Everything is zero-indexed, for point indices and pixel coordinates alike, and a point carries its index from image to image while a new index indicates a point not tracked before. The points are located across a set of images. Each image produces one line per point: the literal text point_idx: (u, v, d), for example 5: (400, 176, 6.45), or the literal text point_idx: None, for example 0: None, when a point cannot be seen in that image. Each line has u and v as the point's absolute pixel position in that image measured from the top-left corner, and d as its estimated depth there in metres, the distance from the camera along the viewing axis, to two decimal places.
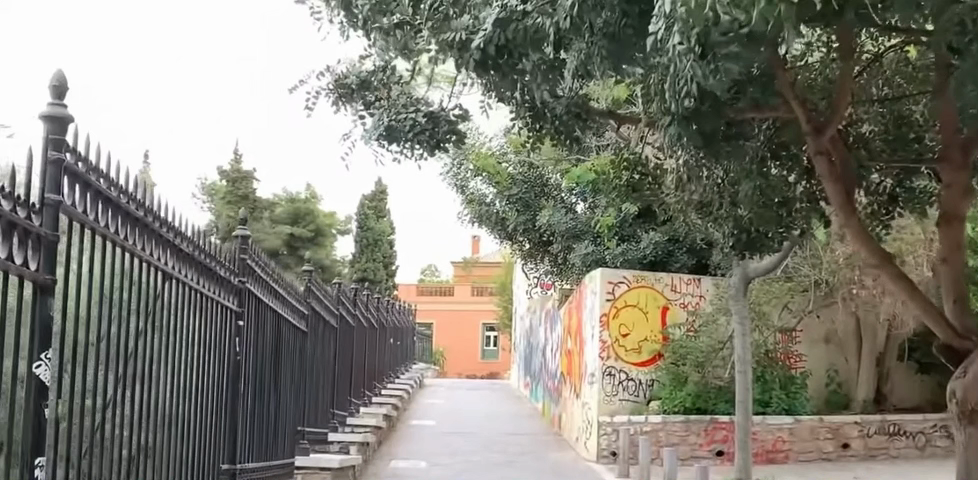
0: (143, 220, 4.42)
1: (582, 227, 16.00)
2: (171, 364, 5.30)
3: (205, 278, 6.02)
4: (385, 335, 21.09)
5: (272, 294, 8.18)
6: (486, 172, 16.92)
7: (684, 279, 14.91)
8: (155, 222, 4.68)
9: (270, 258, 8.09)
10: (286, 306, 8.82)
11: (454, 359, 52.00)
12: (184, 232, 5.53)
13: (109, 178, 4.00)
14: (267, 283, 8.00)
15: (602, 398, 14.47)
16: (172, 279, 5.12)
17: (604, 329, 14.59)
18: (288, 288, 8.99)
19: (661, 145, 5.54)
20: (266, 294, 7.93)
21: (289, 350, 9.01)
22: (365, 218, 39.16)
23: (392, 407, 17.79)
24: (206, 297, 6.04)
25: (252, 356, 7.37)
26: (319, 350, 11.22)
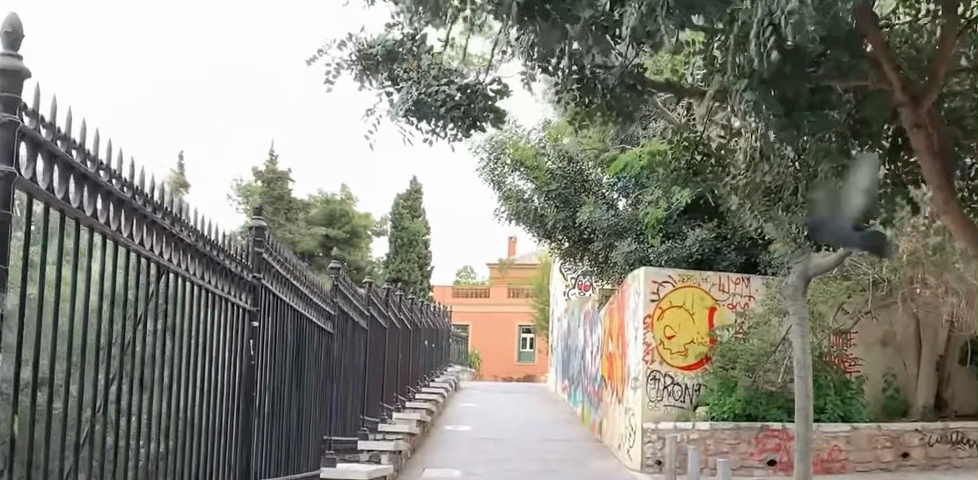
0: (132, 204, 3.57)
1: (625, 225, 15.24)
2: (175, 378, 4.61)
3: (214, 275, 5.31)
4: (420, 337, 20.39)
5: (292, 292, 7.51)
6: (524, 167, 16.21)
7: (732, 278, 14.16)
8: (149, 205, 3.83)
9: (291, 252, 7.43)
10: (308, 307, 8.13)
11: (490, 361, 51.31)
12: (192, 222, 4.76)
13: (83, 149, 3.11)
14: (287, 282, 7.31)
15: (646, 405, 13.74)
16: (175, 276, 4.34)
17: (648, 331, 13.89)
18: (311, 286, 8.28)
19: (733, 115, 4.83)
20: (286, 293, 7.24)
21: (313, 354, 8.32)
22: (400, 218, 38.55)
23: (427, 412, 17.15)
24: (216, 296, 5.34)
25: (269, 364, 6.68)
26: (348, 353, 10.58)
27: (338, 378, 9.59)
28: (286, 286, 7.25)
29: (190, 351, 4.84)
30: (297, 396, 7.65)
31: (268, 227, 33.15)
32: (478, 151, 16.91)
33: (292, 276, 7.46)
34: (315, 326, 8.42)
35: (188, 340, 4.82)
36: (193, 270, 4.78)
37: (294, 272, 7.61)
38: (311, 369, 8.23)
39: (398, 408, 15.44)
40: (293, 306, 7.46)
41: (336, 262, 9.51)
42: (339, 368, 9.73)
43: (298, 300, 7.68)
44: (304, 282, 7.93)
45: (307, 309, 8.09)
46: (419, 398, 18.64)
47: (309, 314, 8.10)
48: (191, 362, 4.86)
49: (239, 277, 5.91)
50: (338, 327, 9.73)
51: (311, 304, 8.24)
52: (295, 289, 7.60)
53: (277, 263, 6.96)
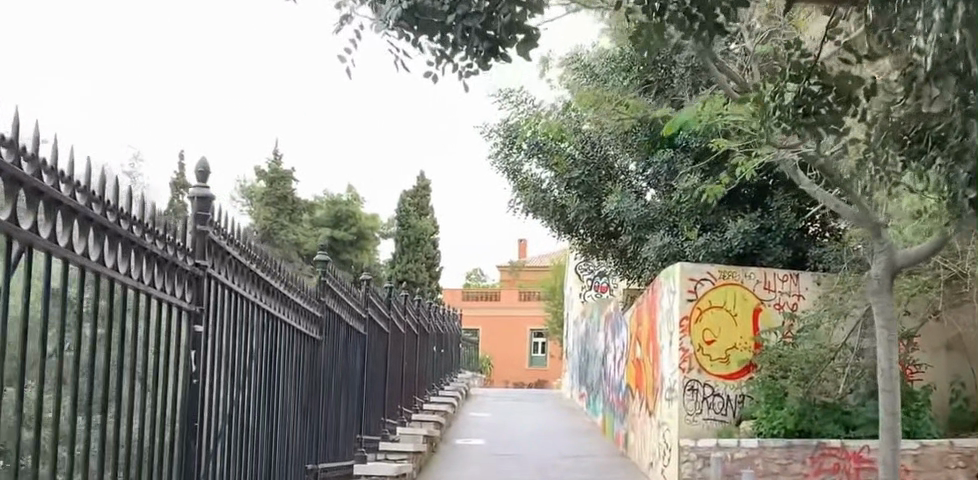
0: None
1: (656, 216, 13.58)
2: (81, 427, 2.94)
3: (159, 273, 3.72)
4: (427, 342, 18.76)
5: (262, 290, 5.91)
6: (543, 153, 14.59)
7: (779, 275, 12.54)
8: None
9: (258, 236, 5.81)
10: (283, 309, 6.45)
11: (501, 366, 49.76)
12: (114, 189, 3.17)
13: None
14: (250, 273, 5.64)
15: (683, 419, 12.18)
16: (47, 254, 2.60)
17: (685, 336, 12.34)
18: (287, 282, 6.63)
19: None
20: (249, 293, 5.56)
21: (289, 366, 6.66)
22: (407, 216, 36.87)
23: (435, 425, 15.52)
24: (160, 304, 3.74)
25: (221, 381, 5.01)
26: (343, 366, 8.94)
27: (326, 394, 7.97)
28: (248, 282, 5.57)
29: (121, 384, 3.27)
30: (266, 418, 6.00)
31: (270, 228, 31.58)
32: (491, 135, 15.27)
33: (258, 268, 5.81)
34: (292, 332, 6.77)
35: (113, 370, 3.23)
36: (119, 266, 3.19)
37: (263, 264, 5.97)
38: (287, 384, 6.61)
39: (403, 422, 13.77)
40: (260, 305, 5.81)
41: (323, 254, 7.89)
42: (327, 383, 8.08)
43: (266, 298, 6.01)
44: (276, 277, 6.26)
45: (282, 310, 6.43)
46: (426, 410, 17.02)
47: (283, 316, 6.44)
48: (122, 398, 3.28)
49: (177, 265, 4.23)
50: (327, 334, 8.08)
51: (287, 305, 6.60)
52: (264, 283, 5.95)
53: (236, 250, 5.28)
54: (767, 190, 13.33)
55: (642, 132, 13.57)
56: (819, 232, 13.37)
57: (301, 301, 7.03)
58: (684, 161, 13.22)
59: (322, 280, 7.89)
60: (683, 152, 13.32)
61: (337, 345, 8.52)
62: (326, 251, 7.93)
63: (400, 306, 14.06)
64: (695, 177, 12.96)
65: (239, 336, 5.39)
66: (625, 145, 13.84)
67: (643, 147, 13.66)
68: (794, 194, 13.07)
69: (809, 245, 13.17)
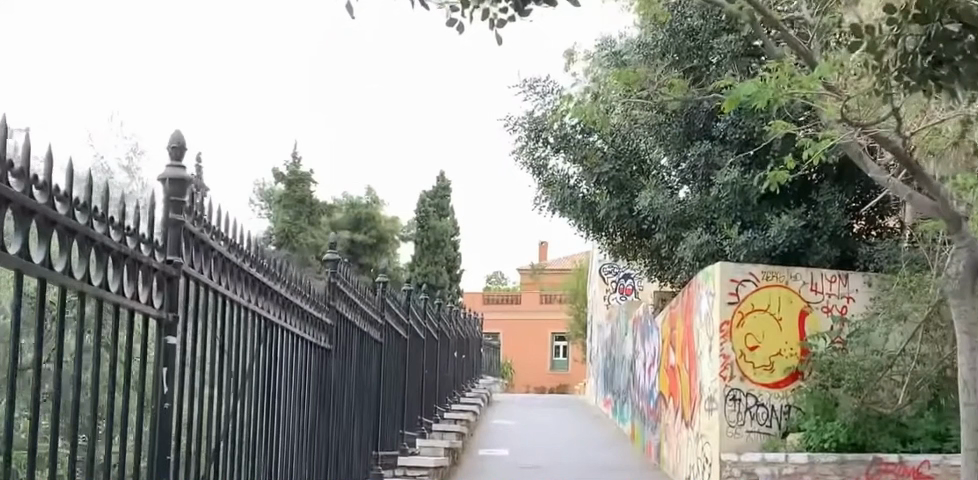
0: None
1: (692, 213, 12.65)
2: None
3: (70, 278, 2.86)
4: (448, 348, 17.91)
5: (258, 292, 5.06)
6: (571, 147, 13.72)
7: (827, 275, 11.70)
8: None
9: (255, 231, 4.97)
10: (285, 314, 5.61)
11: (522, 370, 48.98)
12: None
13: None
14: (242, 274, 4.79)
15: (724, 431, 11.35)
16: None
17: (726, 342, 11.47)
18: (290, 282, 5.80)
19: None
20: (241, 294, 4.72)
21: (292, 379, 5.83)
22: (426, 217, 36.02)
23: (457, 436, 14.68)
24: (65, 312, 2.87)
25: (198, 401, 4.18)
26: (356, 376, 8.09)
27: (337, 411, 7.11)
28: (240, 283, 4.73)
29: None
30: (265, 442, 5.17)
31: (288, 230, 30.81)
32: (516, 127, 14.37)
33: (254, 267, 4.98)
34: (296, 340, 5.94)
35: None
36: None
37: (261, 263, 5.13)
38: (290, 402, 5.76)
39: (423, 433, 12.98)
40: (256, 312, 4.97)
41: (329, 252, 7.03)
42: (338, 397, 7.23)
43: (263, 302, 5.16)
44: (275, 277, 5.42)
45: (283, 315, 5.59)
46: (448, 418, 16.22)
47: (285, 323, 5.61)
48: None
49: (138, 262, 3.39)
50: (337, 342, 7.24)
51: (290, 309, 5.76)
52: (260, 283, 5.10)
53: (221, 245, 4.44)
54: (812, 185, 12.50)
55: (679, 122, 12.70)
56: (866, 228, 12.74)
57: (307, 306, 6.20)
58: (724, 153, 12.35)
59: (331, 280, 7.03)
60: (722, 144, 12.47)
61: (349, 355, 7.69)
62: (336, 249, 7.09)
63: (420, 309, 13.19)
64: (737, 170, 12.10)
65: (228, 347, 4.55)
66: (659, 137, 12.98)
67: (678, 140, 12.78)
68: (841, 189, 12.23)
69: (858, 244, 12.44)
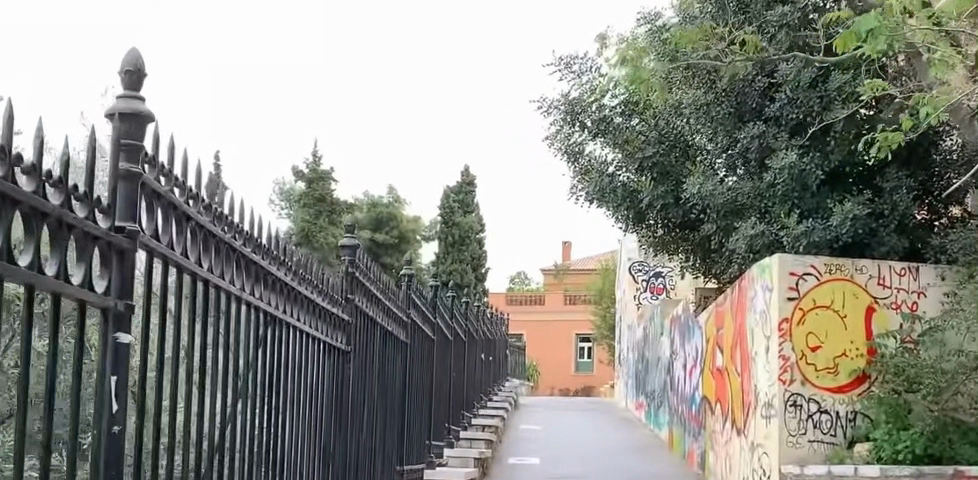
0: None
1: (745, 201, 11.51)
2: None
3: None
4: (476, 350, 16.88)
5: (259, 279, 4.05)
6: (612, 131, 12.81)
7: (896, 268, 10.64)
8: None
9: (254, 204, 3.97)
10: (292, 309, 4.58)
11: (545, 372, 47.93)
12: None
13: None
14: (237, 256, 3.78)
15: (785, 441, 10.30)
16: None
17: (786, 342, 10.40)
18: (302, 270, 4.78)
19: None
20: (234, 278, 3.69)
21: (301, 389, 4.80)
22: (450, 213, 34.97)
23: (486, 445, 13.65)
24: None
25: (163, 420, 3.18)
26: (379, 384, 7.06)
27: (356, 422, 6.07)
28: (233, 264, 3.71)
29: None
30: (265, 465, 4.14)
31: (308, 230, 29.87)
32: (551, 110, 13.35)
33: (253, 248, 3.95)
34: (307, 340, 4.92)
35: None
36: None
37: (263, 243, 4.11)
38: (298, 413, 4.74)
39: (451, 442, 11.97)
40: (256, 304, 3.95)
41: (345, 237, 6.00)
42: (359, 410, 6.20)
43: (266, 292, 4.13)
44: (282, 260, 4.39)
45: (290, 309, 4.56)
46: (475, 425, 15.20)
47: (293, 320, 4.58)
48: None
49: (68, 226, 2.41)
50: (356, 343, 6.20)
51: (300, 303, 4.75)
52: (263, 267, 4.08)
53: (208, 219, 3.41)
54: (875, 171, 11.48)
55: (729, 102, 11.64)
56: (929, 220, 11.64)
57: (321, 298, 5.19)
58: (780, 136, 11.28)
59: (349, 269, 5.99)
60: (776, 125, 11.40)
61: (371, 359, 6.67)
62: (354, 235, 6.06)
63: (447, 308, 12.14)
64: (795, 152, 11.04)
65: (210, 349, 3.54)
66: (707, 118, 11.90)
67: (729, 121, 11.70)
68: (909, 173, 11.28)
69: (927, 235, 11.36)
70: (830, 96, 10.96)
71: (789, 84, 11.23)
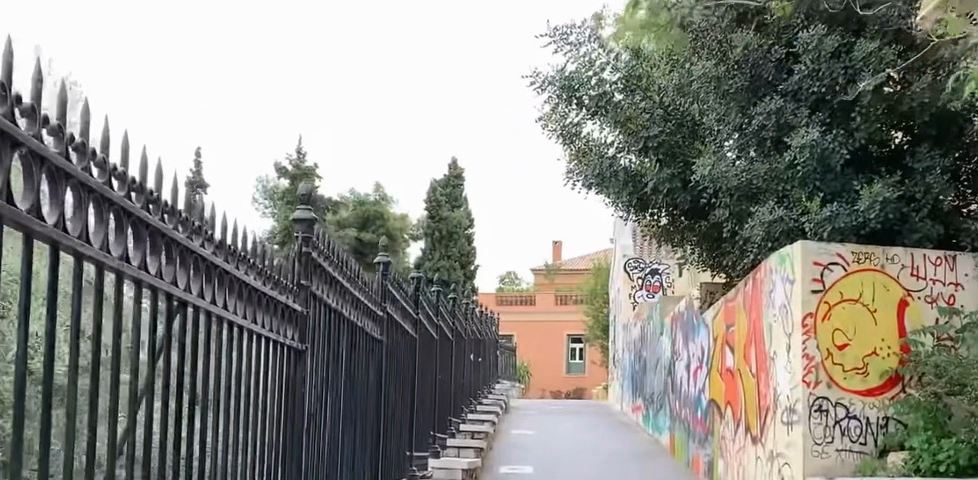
0: None
1: (761, 184, 10.40)
2: None
3: None
4: (465, 351, 15.76)
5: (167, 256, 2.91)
6: (611, 110, 11.72)
7: (930, 256, 9.58)
8: None
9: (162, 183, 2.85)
10: (221, 297, 3.42)
11: (536, 372, 46.79)
12: None
13: None
14: (133, 224, 2.59)
15: (809, 450, 9.20)
16: None
17: (810, 339, 9.29)
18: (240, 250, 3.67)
19: None
20: (121, 248, 2.50)
21: (236, 400, 3.64)
22: (437, 208, 33.84)
23: (476, 454, 12.53)
24: None
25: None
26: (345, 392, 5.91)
27: (312, 441, 4.91)
28: (124, 234, 2.52)
29: None
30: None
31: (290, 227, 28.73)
32: (545, 87, 12.22)
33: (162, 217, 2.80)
34: (246, 339, 3.80)
35: None
36: None
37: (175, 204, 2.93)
38: (231, 429, 3.60)
39: (436, 451, 10.84)
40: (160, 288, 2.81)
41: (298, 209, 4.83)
42: (317, 424, 5.04)
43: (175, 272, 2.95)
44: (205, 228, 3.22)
45: (218, 296, 3.41)
46: (463, 432, 14.07)
47: (226, 314, 3.46)
48: None
49: None
50: (315, 342, 5.04)
51: (231, 288, 3.57)
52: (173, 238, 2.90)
53: (77, 161, 2.25)
54: (904, 151, 10.45)
55: (742, 75, 10.54)
56: (957, 205, 10.51)
57: (268, 283, 4.06)
58: (799, 112, 10.22)
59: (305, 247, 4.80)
60: (794, 101, 10.34)
61: (336, 361, 5.50)
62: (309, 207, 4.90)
63: (431, 303, 11.02)
64: (817, 129, 9.97)
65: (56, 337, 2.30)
66: (718, 93, 10.81)
67: (741, 97, 10.65)
68: (942, 152, 10.23)
69: (962, 222, 10.27)
70: (856, 67, 9.95)
71: (808, 55, 10.19)
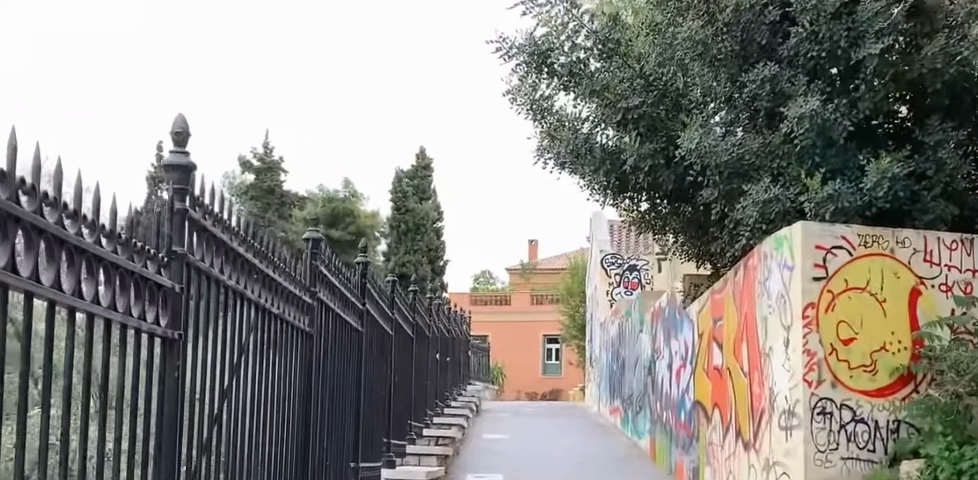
0: None
1: (754, 160, 9.32)
2: None
3: None
4: (429, 350, 14.61)
5: None
6: (586, 80, 10.63)
7: (946, 240, 8.51)
8: None
9: None
10: (124, 300, 2.94)
11: (511, 374, 45.69)
12: None
13: None
14: None
15: (810, 459, 8.12)
16: None
17: (812, 333, 8.21)
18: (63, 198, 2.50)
19: None
20: None
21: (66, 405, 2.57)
22: (404, 200, 32.52)
23: (440, 463, 11.37)
24: None
25: None
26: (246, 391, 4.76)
27: (189, 454, 3.77)
28: None
29: None
30: None
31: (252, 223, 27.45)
32: (512, 55, 11.13)
33: None
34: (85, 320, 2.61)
35: None
36: None
37: (61, 196, 2.44)
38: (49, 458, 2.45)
39: (392, 460, 9.69)
40: None
41: (170, 150, 3.76)
42: (200, 435, 3.90)
43: (46, 273, 2.40)
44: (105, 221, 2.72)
45: (120, 300, 2.93)
46: (427, 437, 12.96)
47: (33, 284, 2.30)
48: None
49: None
50: (194, 326, 3.90)
51: (137, 287, 3.10)
52: (58, 234, 2.40)
53: None
54: (913, 124, 9.38)
55: (732, 39, 9.48)
56: (970, 184, 9.44)
57: (122, 251, 2.89)
58: (797, 79, 9.11)
59: (179, 198, 3.68)
60: (791, 68, 9.25)
61: (233, 353, 4.35)
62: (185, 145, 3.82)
63: (387, 294, 9.87)
64: (817, 98, 8.84)
65: None
66: (705, 59, 9.70)
67: (732, 63, 9.56)
68: (954, 125, 9.14)
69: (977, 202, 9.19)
70: (860, 30, 8.82)
71: (806, 15, 8.99)
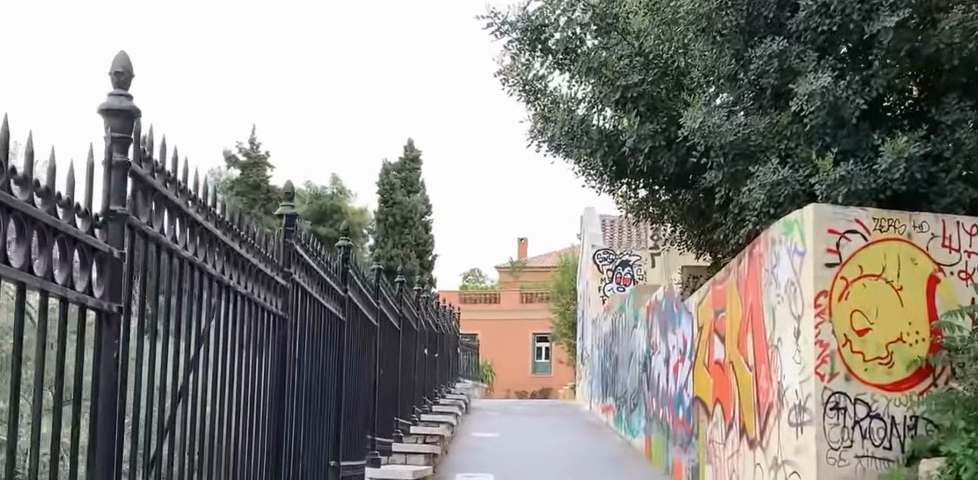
0: None
1: (760, 141, 8.83)
2: None
3: None
4: (417, 344, 14.07)
5: None
6: (582, 57, 10.16)
7: (966, 224, 7.99)
8: None
9: None
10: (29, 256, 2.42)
11: (501, 372, 45.17)
12: None
13: None
14: None
15: (823, 457, 7.60)
16: None
17: (825, 323, 7.69)
18: None
19: None
20: None
21: None
22: (391, 194, 31.92)
23: (428, 462, 10.84)
24: None
25: None
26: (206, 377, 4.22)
27: (128, 449, 3.23)
28: None
29: None
30: None
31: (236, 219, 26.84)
32: (506, 33, 10.74)
33: None
34: None
35: None
36: None
37: None
38: None
39: (376, 458, 9.14)
40: None
41: (110, 92, 3.25)
42: (144, 426, 3.36)
43: None
44: (16, 164, 2.33)
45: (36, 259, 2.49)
46: (414, 434, 12.44)
47: None
48: None
49: None
50: (134, 297, 3.38)
51: (63, 250, 2.73)
52: None
53: None
54: (928, 104, 8.87)
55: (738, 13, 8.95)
56: None
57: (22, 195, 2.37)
58: (807, 55, 8.59)
59: (118, 149, 3.17)
60: (800, 44, 8.74)
61: (189, 332, 3.82)
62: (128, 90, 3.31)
63: (372, 282, 9.34)
64: (828, 75, 8.33)
65: None
66: (708, 36, 9.19)
67: (737, 39, 9.05)
68: (973, 104, 8.62)
69: None
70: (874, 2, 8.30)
71: None
